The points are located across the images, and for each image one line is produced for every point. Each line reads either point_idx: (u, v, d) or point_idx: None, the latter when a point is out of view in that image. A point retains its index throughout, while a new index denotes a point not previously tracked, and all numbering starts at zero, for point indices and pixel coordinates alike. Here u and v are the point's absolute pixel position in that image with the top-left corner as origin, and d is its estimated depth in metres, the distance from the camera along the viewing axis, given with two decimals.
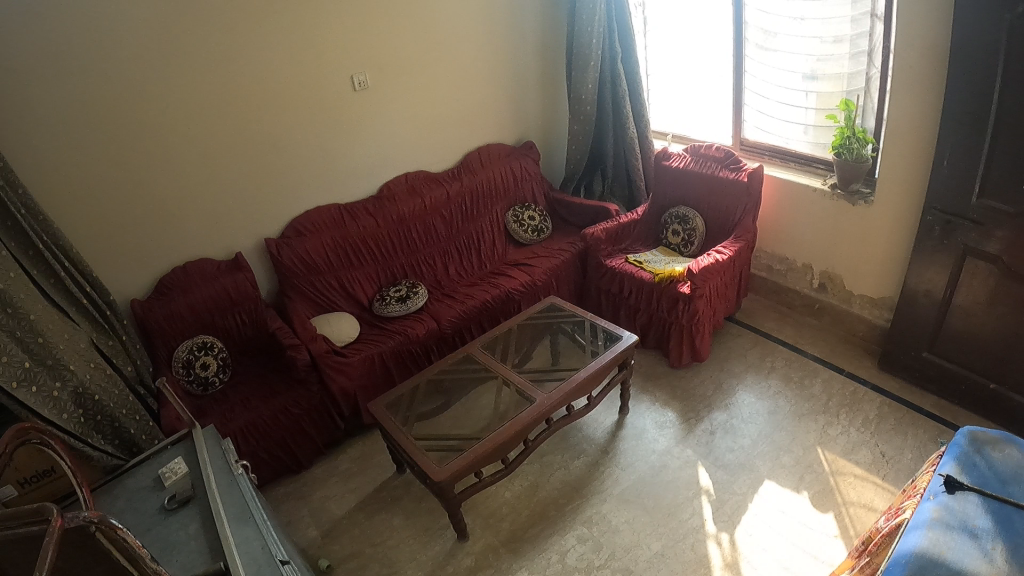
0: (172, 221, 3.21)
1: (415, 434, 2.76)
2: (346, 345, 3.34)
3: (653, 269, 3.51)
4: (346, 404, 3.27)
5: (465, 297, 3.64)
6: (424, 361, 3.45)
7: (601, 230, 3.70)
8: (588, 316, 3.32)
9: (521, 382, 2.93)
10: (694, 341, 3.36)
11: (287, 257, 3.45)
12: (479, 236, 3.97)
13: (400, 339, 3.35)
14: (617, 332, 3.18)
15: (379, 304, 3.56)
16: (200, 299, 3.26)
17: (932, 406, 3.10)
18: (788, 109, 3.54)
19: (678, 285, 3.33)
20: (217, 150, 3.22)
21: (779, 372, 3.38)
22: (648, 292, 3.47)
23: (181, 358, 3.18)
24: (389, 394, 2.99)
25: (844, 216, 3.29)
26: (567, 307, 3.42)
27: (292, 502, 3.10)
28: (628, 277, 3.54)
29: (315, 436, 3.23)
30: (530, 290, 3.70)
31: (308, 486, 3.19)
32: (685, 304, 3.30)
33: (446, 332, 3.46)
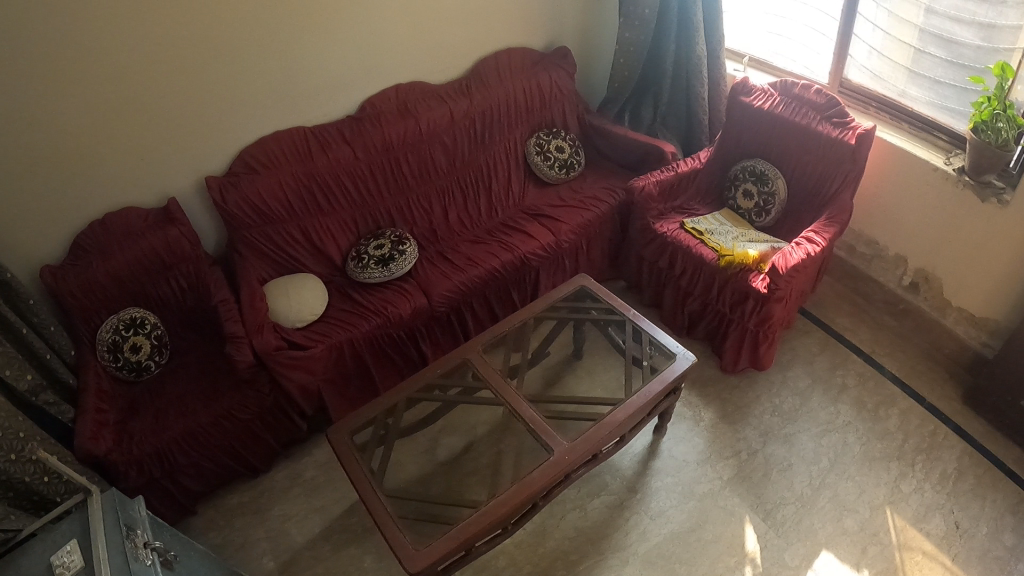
0: (80, 157, 2.42)
1: (387, 491, 2.12)
2: (311, 327, 2.59)
3: (719, 247, 2.68)
4: (308, 403, 2.59)
5: (467, 260, 2.82)
6: (411, 348, 2.71)
7: (655, 182, 2.87)
8: (630, 314, 2.52)
9: (534, 421, 2.20)
10: (758, 348, 2.62)
11: (234, 203, 2.63)
12: (490, 170, 3.08)
13: (379, 322, 2.60)
14: (669, 348, 2.39)
15: (354, 266, 2.77)
16: (125, 263, 2.55)
17: (1017, 463, 2.45)
18: (918, 56, 2.61)
19: (751, 277, 2.54)
20: (132, 58, 2.33)
21: (852, 394, 2.67)
22: (709, 277, 2.67)
23: (105, 340, 2.52)
24: (358, 420, 2.30)
25: (965, 210, 2.50)
26: (604, 295, 2.60)
27: (245, 519, 2.58)
28: (687, 255, 2.72)
29: (269, 439, 2.62)
30: (551, 256, 2.88)
31: (263, 498, 2.64)
32: (757, 304, 2.53)
33: (437, 311, 2.68)
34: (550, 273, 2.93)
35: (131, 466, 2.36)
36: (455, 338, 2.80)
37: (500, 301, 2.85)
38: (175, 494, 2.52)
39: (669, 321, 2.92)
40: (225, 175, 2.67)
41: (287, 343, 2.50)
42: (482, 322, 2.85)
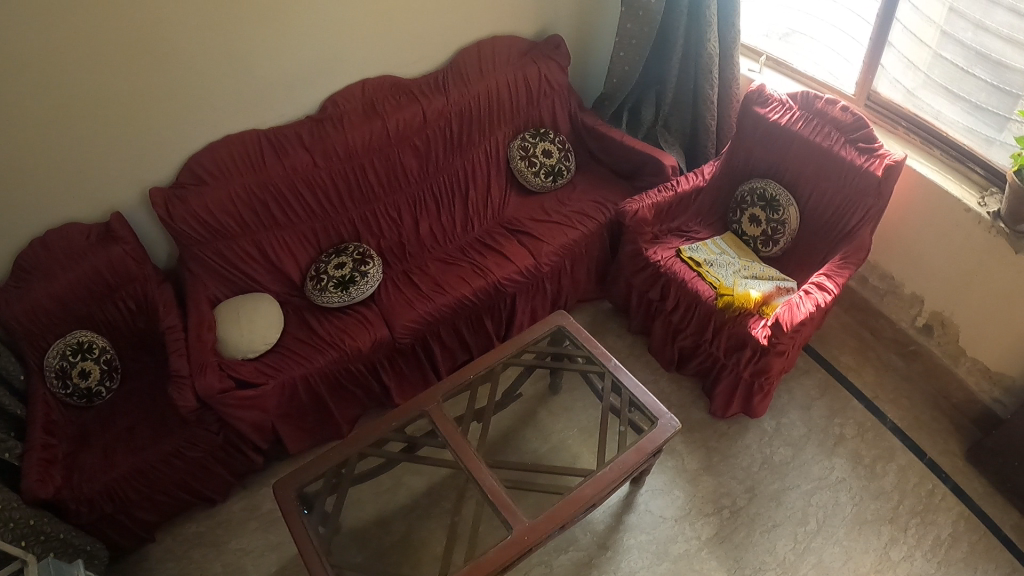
0: (11, 169, 2.17)
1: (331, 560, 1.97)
2: (263, 360, 2.40)
3: (717, 284, 2.44)
4: (262, 438, 2.44)
5: (436, 284, 2.60)
6: (372, 380, 2.53)
7: (649, 204, 2.60)
8: (612, 363, 2.28)
9: (494, 490, 2.04)
10: (751, 395, 2.42)
11: (182, 219, 2.37)
12: (467, 176, 2.83)
13: (337, 356, 2.41)
14: (652, 410, 2.17)
15: (313, 287, 2.55)
16: (68, 285, 2.33)
17: (1014, 531, 2.26)
18: (961, 76, 2.30)
19: (749, 324, 2.31)
20: (62, 59, 2.06)
21: (849, 446, 2.47)
22: (702, 317, 2.45)
23: (52, 367, 2.33)
24: (308, 473, 2.14)
25: (992, 258, 2.23)
26: (585, 338, 2.37)
27: (200, 552, 2.47)
28: (682, 288, 2.49)
29: (225, 470, 2.49)
30: (528, 281, 2.66)
31: (223, 529, 2.53)
32: (753, 354, 2.31)
33: (401, 342, 2.49)
34: (527, 297, 2.71)
35: (82, 504, 2.21)
36: (421, 368, 2.62)
37: (470, 327, 2.66)
38: (128, 529, 2.39)
39: (659, 353, 2.70)
40: (172, 187, 2.41)
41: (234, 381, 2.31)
42: (451, 350, 2.67)
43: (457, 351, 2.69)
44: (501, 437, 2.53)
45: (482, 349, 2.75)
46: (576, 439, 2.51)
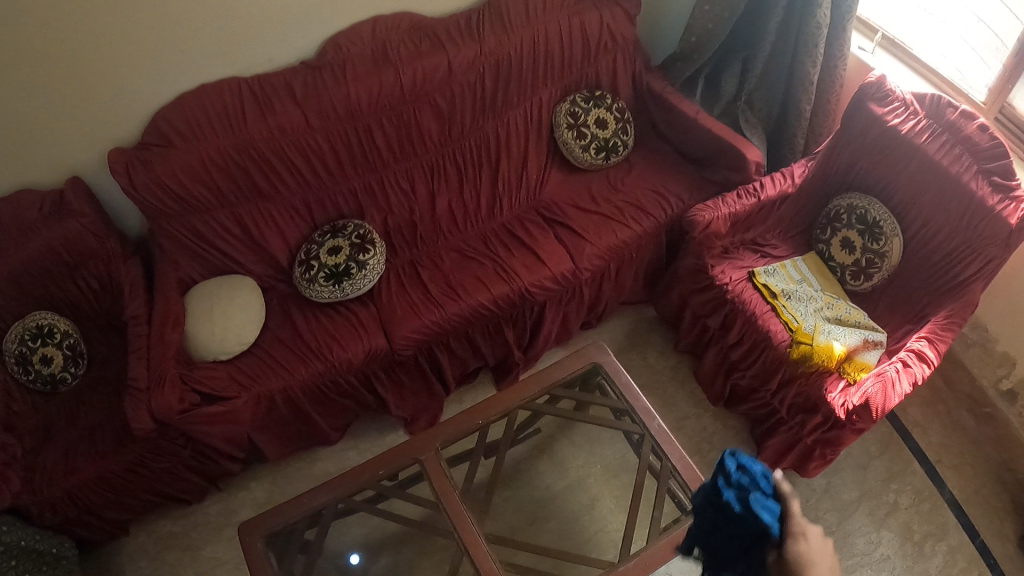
0: None
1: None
2: (236, 363, 1.97)
3: (796, 329, 1.97)
4: (236, 448, 2.09)
5: (448, 286, 2.12)
6: (363, 393, 2.10)
7: (727, 214, 2.12)
8: (654, 425, 1.85)
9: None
10: (808, 458, 2.02)
11: (146, 189, 1.89)
12: (500, 146, 2.28)
13: (322, 369, 1.97)
14: (694, 495, 1.74)
15: (302, 277, 2.06)
16: (19, 263, 1.94)
17: None
18: None
19: (827, 387, 1.87)
20: None
21: (900, 518, 2.16)
22: (767, 365, 2.01)
23: (9, 352, 1.99)
24: (276, 520, 1.72)
25: None
26: (625, 385, 1.92)
27: (176, 553, 2.16)
28: (752, 326, 2.02)
29: (198, 474, 2.15)
30: (562, 289, 2.18)
31: (199, 533, 2.20)
32: (825, 423, 1.89)
33: (401, 356, 2.05)
34: (559, 306, 2.24)
35: (43, 508, 1.91)
36: (424, 378, 2.20)
37: (488, 337, 2.20)
38: (90, 530, 2.07)
39: (706, 386, 2.28)
40: (137, 146, 1.95)
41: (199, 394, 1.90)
42: (461, 358, 2.22)
43: (469, 360, 2.25)
44: (513, 466, 2.20)
45: (499, 357, 2.31)
46: (597, 479, 2.17)
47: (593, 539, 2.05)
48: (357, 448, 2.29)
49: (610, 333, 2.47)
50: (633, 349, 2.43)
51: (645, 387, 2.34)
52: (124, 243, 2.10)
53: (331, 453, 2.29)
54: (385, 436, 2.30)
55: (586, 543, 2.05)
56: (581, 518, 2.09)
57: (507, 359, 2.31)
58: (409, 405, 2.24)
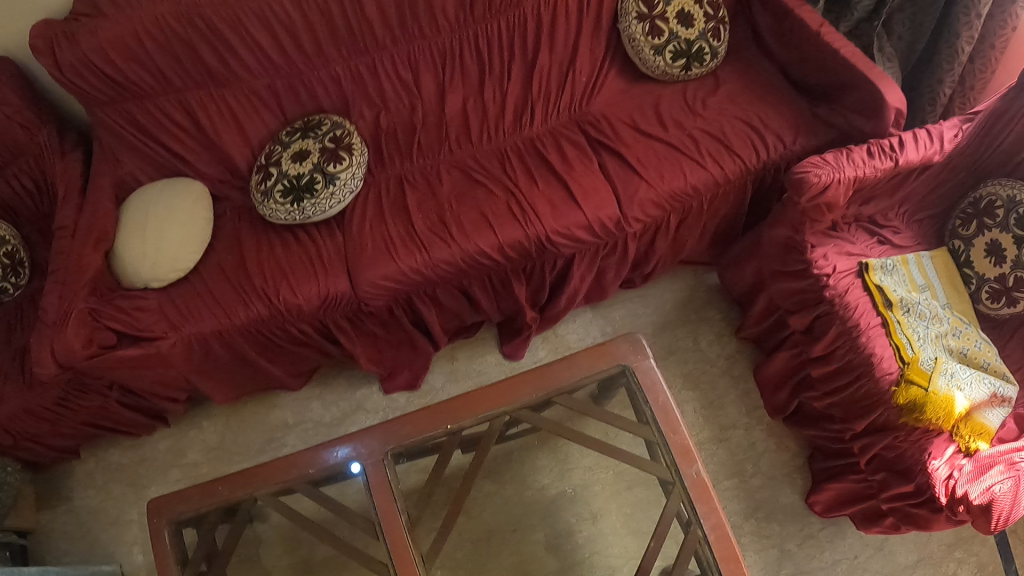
0: None
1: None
2: (169, 294, 1.42)
3: (909, 362, 1.41)
4: (178, 390, 1.58)
5: (439, 220, 1.36)
6: (326, 344, 1.49)
7: (852, 179, 1.37)
8: (692, 474, 1.13)
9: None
10: (873, 518, 1.56)
11: (77, 72, 1.37)
12: (544, 23, 1.44)
13: (264, 315, 1.36)
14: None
15: (256, 186, 1.39)
16: None
17: None
18: None
19: (928, 453, 1.40)
20: None
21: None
22: (858, 398, 1.48)
23: None
24: (184, 507, 1.30)
25: None
26: (658, 401, 1.15)
27: (124, 493, 1.71)
28: (852, 346, 1.44)
29: (139, 410, 1.64)
30: (601, 242, 1.40)
31: (150, 469, 1.71)
32: (915, 496, 1.44)
33: (373, 305, 1.38)
34: (588, 264, 1.46)
35: None
36: (404, 331, 1.52)
37: (489, 293, 1.46)
38: (34, 454, 1.64)
39: (767, 391, 1.67)
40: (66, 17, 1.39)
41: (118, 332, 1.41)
42: (454, 313, 1.51)
43: (466, 315, 1.53)
44: (504, 453, 1.55)
45: (506, 314, 1.58)
46: (606, 485, 1.54)
47: (587, 563, 1.48)
48: (320, 400, 1.69)
49: (656, 299, 1.76)
50: (681, 325, 1.74)
51: (686, 379, 1.71)
52: (62, 131, 1.60)
53: (292, 400, 1.69)
54: (355, 392, 1.68)
55: (578, 566, 1.48)
56: (575, 535, 1.50)
57: (516, 317, 1.58)
58: (387, 357, 1.59)
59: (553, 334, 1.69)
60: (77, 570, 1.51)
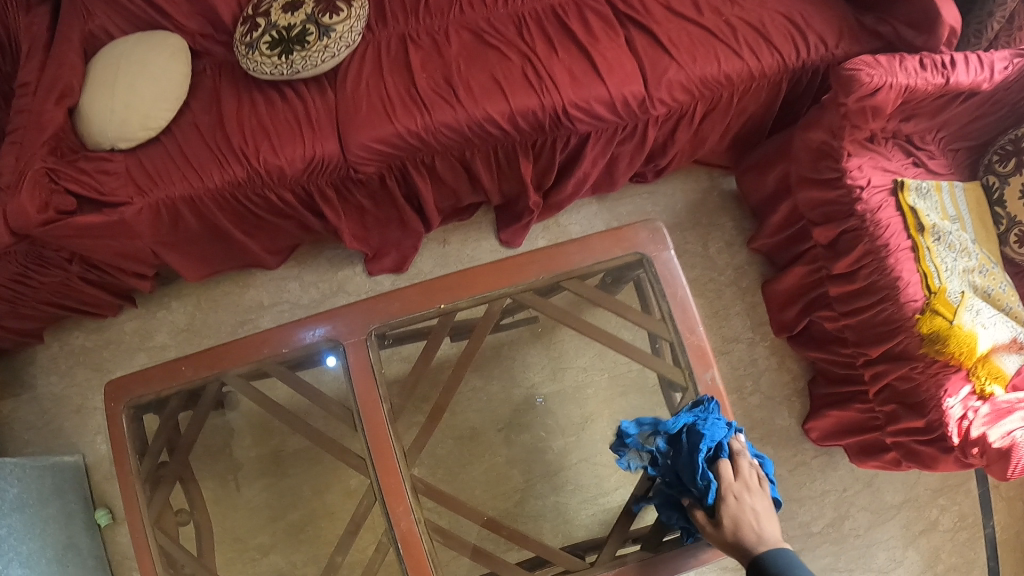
0: None
1: (160, 543, 1.20)
2: (138, 156, 1.28)
3: (936, 292, 1.28)
4: (145, 265, 1.45)
5: (445, 82, 1.22)
6: (310, 218, 1.38)
7: (903, 87, 1.23)
8: (707, 380, 1.03)
9: (411, 545, 1.04)
10: (872, 453, 1.49)
11: None
12: None
13: (241, 178, 1.24)
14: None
15: (240, 37, 1.24)
16: None
17: None
18: None
19: (945, 390, 1.29)
20: None
21: (933, 541, 1.64)
22: (876, 323, 1.35)
23: None
24: (145, 388, 1.19)
25: None
26: (675, 296, 1.04)
27: (87, 377, 1.59)
28: (879, 267, 1.30)
29: (105, 288, 1.49)
30: (621, 123, 1.28)
31: (115, 354, 1.59)
32: (926, 433, 1.34)
33: (363, 173, 1.26)
34: (602, 148, 1.33)
35: None
36: (394, 208, 1.40)
37: (492, 171, 1.34)
38: None
39: (776, 311, 1.56)
40: None
41: (78, 197, 1.26)
42: (452, 190, 1.38)
43: (464, 194, 1.41)
44: (495, 345, 1.41)
45: (507, 197, 1.46)
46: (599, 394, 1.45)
47: (572, 471, 1.41)
48: (300, 279, 1.58)
49: (667, 199, 1.59)
50: (692, 228, 1.59)
51: (693, 286, 1.59)
52: None
53: (268, 280, 1.58)
54: (337, 273, 1.57)
55: (562, 473, 1.41)
56: (563, 440, 1.42)
57: (517, 202, 1.46)
58: (374, 236, 1.48)
59: (554, 224, 1.57)
60: (37, 461, 1.42)
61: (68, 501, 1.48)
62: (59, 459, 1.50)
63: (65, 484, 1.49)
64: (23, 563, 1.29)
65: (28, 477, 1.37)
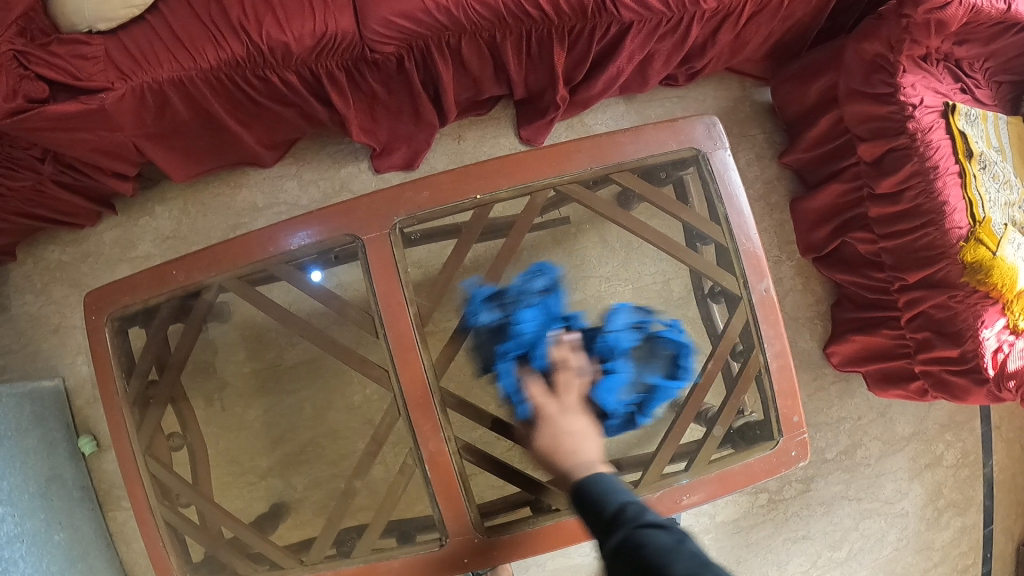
0: None
1: (152, 472, 1.12)
2: (120, 37, 1.14)
3: (981, 222, 1.21)
4: (127, 164, 1.32)
5: None
6: (315, 105, 1.28)
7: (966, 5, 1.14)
8: (761, 290, 1.08)
9: (439, 465, 1.01)
10: (892, 380, 1.38)
11: None
12: None
13: (240, 56, 1.16)
14: (778, 421, 1.08)
15: None
16: None
17: None
18: None
19: (980, 321, 1.19)
20: None
21: (937, 476, 1.52)
22: (917, 249, 1.25)
23: None
24: (130, 299, 1.09)
25: None
26: (728, 195, 1.08)
27: (64, 293, 1.45)
28: (927, 189, 1.21)
29: (82, 194, 1.35)
30: (667, 14, 1.24)
31: (94, 267, 1.45)
32: (959, 363, 1.23)
33: (379, 52, 1.20)
34: (641, 43, 1.28)
35: None
36: (409, 96, 1.31)
37: (520, 58, 1.28)
38: None
39: (802, 228, 1.45)
40: None
41: (51, 83, 1.13)
42: (472, 78, 1.30)
43: (487, 85, 1.33)
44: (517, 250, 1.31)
45: (531, 92, 1.38)
46: (621, 304, 1.38)
47: None
48: (298, 178, 1.44)
49: (699, 105, 1.47)
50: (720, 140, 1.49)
51: None
52: None
53: (261, 180, 1.43)
54: (340, 169, 1.44)
55: None
56: None
57: (541, 97, 1.38)
58: (382, 129, 1.36)
59: (578, 123, 1.46)
60: (14, 389, 1.30)
61: (48, 430, 1.36)
62: (37, 385, 1.37)
63: (45, 411, 1.37)
64: (5, 499, 1.19)
65: (6, 405, 1.25)
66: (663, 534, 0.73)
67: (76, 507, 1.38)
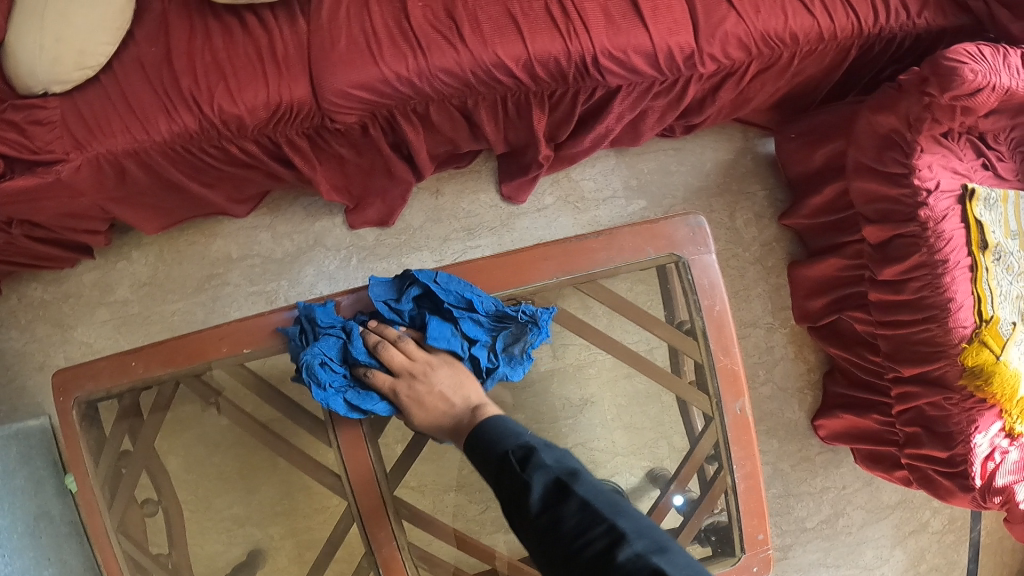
0: None
1: (127, 549, 1.11)
2: (74, 100, 1.07)
3: (988, 321, 1.09)
4: (98, 221, 1.29)
5: (450, 18, 1.09)
6: (277, 167, 1.23)
7: (997, 89, 1.02)
8: (736, 410, 1.06)
9: (391, 570, 1.06)
10: (878, 460, 1.33)
11: None
12: None
13: (193, 129, 1.09)
14: (741, 538, 1.08)
15: None
16: None
17: None
18: None
19: (974, 426, 1.11)
20: None
21: (921, 542, 1.50)
22: (917, 342, 1.16)
23: None
24: (93, 385, 1.08)
25: None
26: (709, 309, 1.06)
27: (46, 332, 1.45)
28: (933, 283, 1.10)
29: (56, 243, 1.32)
30: (660, 77, 1.13)
31: (75, 308, 1.45)
32: (946, 465, 1.16)
33: (341, 119, 1.13)
34: (633, 102, 1.18)
35: None
36: (379, 155, 1.25)
37: (497, 121, 1.20)
38: None
39: (797, 291, 1.39)
40: None
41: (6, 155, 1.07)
42: (447, 137, 1.24)
43: (463, 142, 1.27)
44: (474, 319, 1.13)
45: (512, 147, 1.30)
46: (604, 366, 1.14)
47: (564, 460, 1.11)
48: (272, 230, 1.42)
49: (695, 158, 1.42)
50: (718, 195, 1.42)
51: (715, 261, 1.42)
52: None
53: (236, 230, 1.42)
54: (314, 224, 1.42)
55: None
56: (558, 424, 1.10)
57: (523, 154, 1.31)
58: (356, 185, 1.32)
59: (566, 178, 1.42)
60: None
61: (35, 469, 1.39)
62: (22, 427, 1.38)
63: (31, 451, 1.39)
64: None
65: None
66: (538, 500, 0.72)
67: (64, 542, 1.42)
